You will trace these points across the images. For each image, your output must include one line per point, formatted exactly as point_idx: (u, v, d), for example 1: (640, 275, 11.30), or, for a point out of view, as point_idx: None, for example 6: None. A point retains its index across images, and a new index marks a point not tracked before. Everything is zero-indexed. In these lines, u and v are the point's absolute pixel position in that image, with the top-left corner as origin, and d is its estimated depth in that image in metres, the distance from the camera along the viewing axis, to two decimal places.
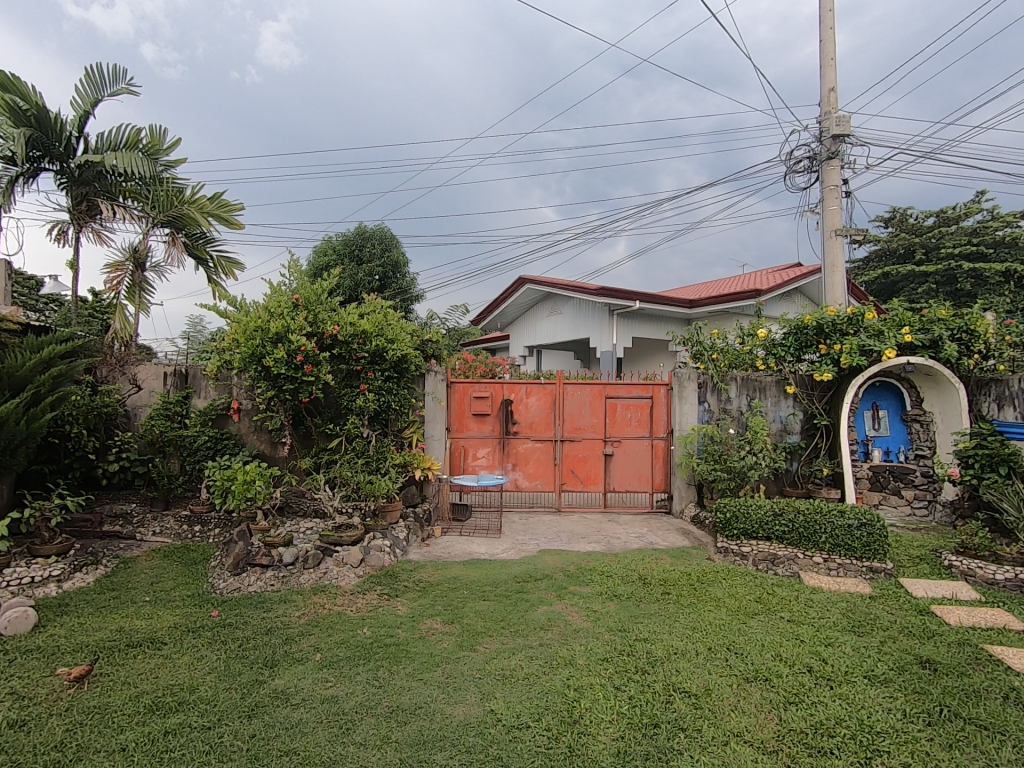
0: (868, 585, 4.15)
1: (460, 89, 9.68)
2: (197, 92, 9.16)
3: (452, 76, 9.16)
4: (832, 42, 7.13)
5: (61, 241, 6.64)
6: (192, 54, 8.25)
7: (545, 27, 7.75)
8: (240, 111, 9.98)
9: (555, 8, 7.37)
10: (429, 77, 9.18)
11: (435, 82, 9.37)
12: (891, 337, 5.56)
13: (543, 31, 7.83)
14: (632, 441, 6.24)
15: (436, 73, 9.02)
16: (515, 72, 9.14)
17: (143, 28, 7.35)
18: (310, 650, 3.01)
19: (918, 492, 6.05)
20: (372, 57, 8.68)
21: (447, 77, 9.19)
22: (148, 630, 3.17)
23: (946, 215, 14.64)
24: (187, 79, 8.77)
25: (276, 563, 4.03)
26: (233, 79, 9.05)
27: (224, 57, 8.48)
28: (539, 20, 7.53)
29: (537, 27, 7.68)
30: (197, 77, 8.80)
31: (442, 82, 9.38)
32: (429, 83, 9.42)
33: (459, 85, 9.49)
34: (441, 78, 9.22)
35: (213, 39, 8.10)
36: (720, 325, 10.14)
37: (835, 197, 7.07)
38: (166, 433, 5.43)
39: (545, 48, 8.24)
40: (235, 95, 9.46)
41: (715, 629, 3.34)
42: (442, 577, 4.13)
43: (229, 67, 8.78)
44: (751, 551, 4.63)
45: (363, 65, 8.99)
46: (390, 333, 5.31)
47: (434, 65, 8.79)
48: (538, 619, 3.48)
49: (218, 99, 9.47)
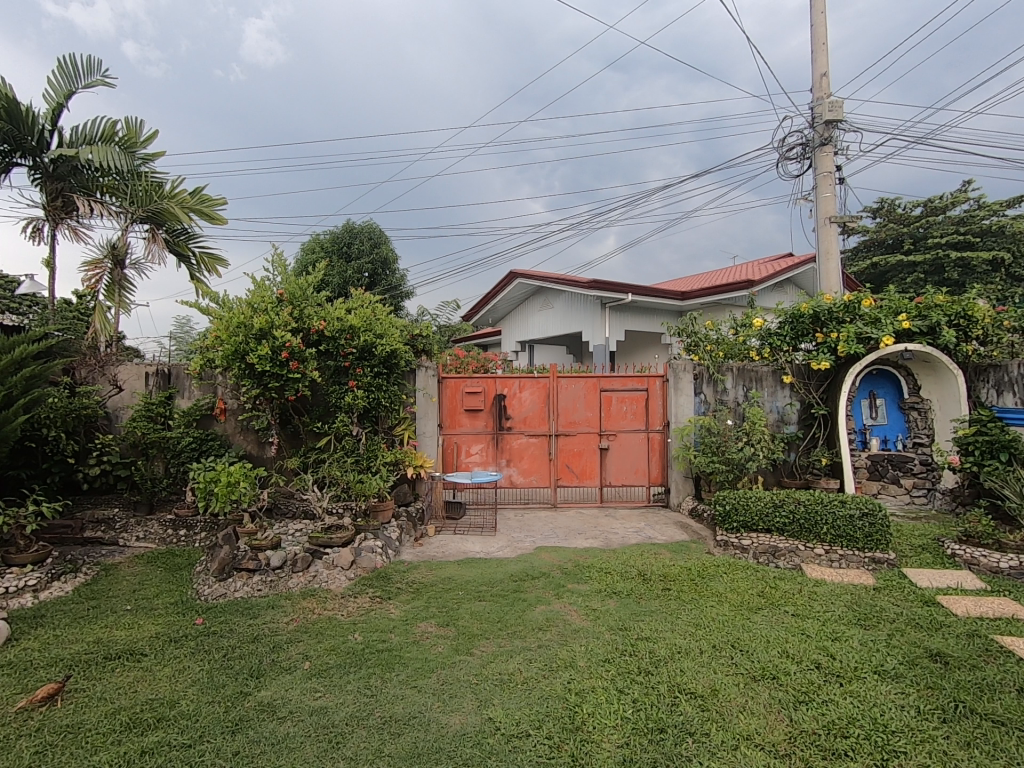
0: (871, 576, 4.06)
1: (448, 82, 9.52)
2: (181, 91, 8.94)
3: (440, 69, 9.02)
4: (824, 27, 7.02)
5: (37, 240, 6.44)
6: (175, 52, 8.07)
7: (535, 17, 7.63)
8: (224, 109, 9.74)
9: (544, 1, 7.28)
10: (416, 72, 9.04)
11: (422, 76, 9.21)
12: (889, 325, 5.49)
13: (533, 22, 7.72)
14: (628, 434, 6.14)
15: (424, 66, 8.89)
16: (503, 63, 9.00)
17: (125, 26, 7.18)
18: (299, 658, 2.88)
19: (918, 480, 5.95)
20: (358, 53, 8.52)
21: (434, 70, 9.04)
22: (127, 641, 3.03)
23: (933, 204, 14.68)
24: (170, 77, 8.56)
25: (263, 566, 3.88)
26: (217, 77, 8.83)
27: (208, 55, 8.28)
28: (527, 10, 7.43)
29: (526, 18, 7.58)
30: (180, 75, 8.60)
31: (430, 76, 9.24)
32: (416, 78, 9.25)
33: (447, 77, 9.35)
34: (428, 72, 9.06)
35: (195, 36, 7.92)
36: (712, 316, 10.06)
37: (829, 184, 6.98)
38: (148, 434, 5.24)
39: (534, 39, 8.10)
40: (219, 94, 9.25)
41: (719, 626, 3.24)
42: (436, 578, 4.00)
43: (212, 66, 8.59)
44: (751, 544, 4.54)
45: (349, 62, 8.82)
46: (378, 328, 5.17)
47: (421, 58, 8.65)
48: (535, 619, 3.36)
49: (202, 98, 9.23)
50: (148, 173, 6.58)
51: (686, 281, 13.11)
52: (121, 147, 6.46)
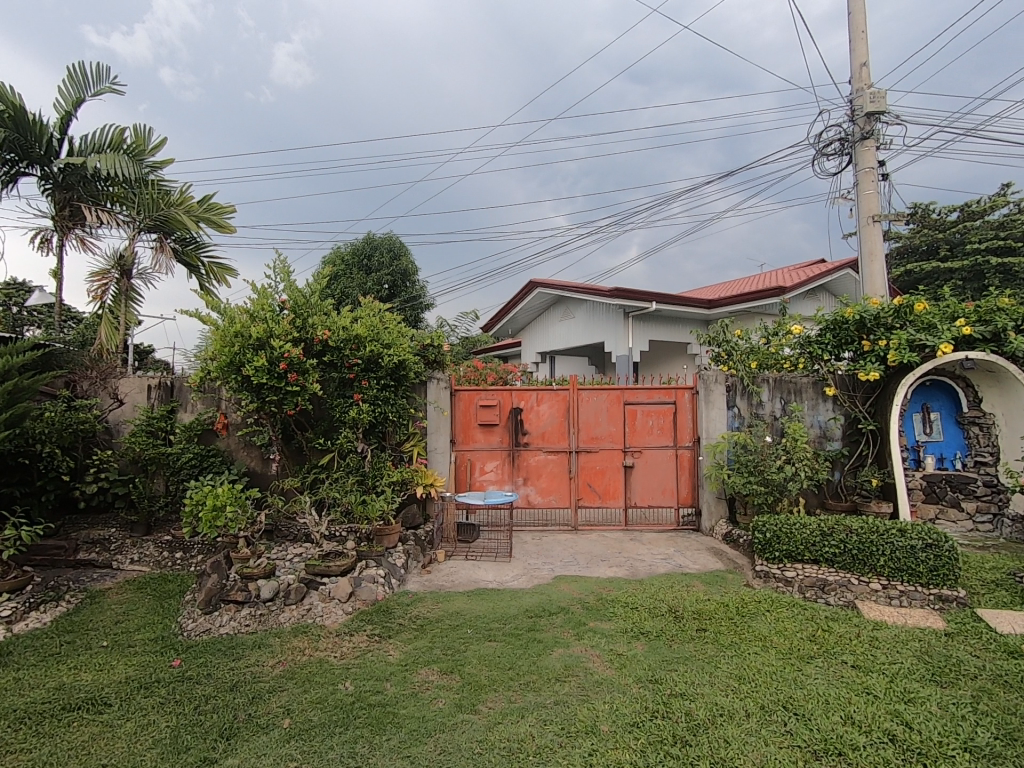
0: (940, 618, 3.54)
1: (468, 97, 9.29)
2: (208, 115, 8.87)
3: (460, 83, 8.81)
4: (864, 14, 6.55)
5: (44, 250, 6.32)
6: (207, 76, 7.99)
7: (561, 27, 7.36)
8: (249, 131, 9.69)
9: (571, 12, 7.01)
10: (437, 87, 8.83)
11: (444, 92, 9.00)
12: (947, 330, 4.94)
13: (559, 32, 7.46)
14: (654, 451, 5.69)
15: (445, 81, 8.68)
16: (527, 75, 8.74)
17: (161, 54, 7.13)
18: (278, 712, 2.51)
19: (982, 504, 5.34)
20: (376, 69, 8.36)
21: (455, 85, 8.82)
22: (92, 688, 2.70)
23: (970, 209, 13.84)
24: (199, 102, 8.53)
25: (252, 598, 3.54)
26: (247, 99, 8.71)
27: (237, 78, 8.18)
28: (553, 20, 7.16)
29: (551, 27, 7.32)
30: (212, 100, 8.55)
31: (451, 91, 9.03)
32: (436, 94, 9.05)
33: (467, 92, 9.13)
34: (449, 86, 8.85)
35: (228, 60, 7.82)
36: (741, 325, 9.54)
37: (871, 180, 6.47)
38: (147, 450, 4.97)
39: (555, 52, 8.05)
40: (245, 117, 9.17)
41: (766, 681, 2.77)
42: (443, 613, 3.60)
43: (243, 89, 8.50)
44: (796, 577, 4.05)
45: (371, 80, 8.67)
46: (386, 337, 4.86)
47: (441, 72, 8.44)
48: (552, 667, 2.94)
49: (229, 119, 9.15)
50: (155, 181, 6.40)
51: (712, 290, 12.62)
52: (129, 155, 6.32)
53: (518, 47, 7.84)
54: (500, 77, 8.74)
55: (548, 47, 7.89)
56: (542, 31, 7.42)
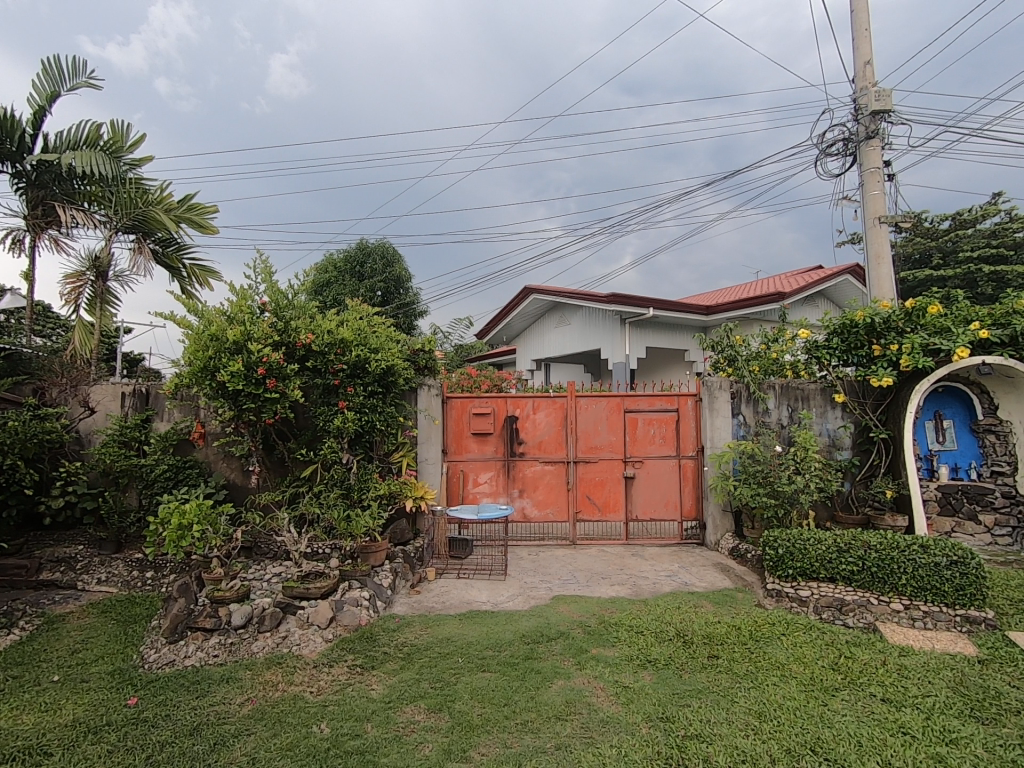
0: (970, 643, 3.28)
1: (462, 109, 9.10)
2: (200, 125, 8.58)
3: (455, 95, 8.61)
4: (867, 12, 6.39)
5: (16, 252, 6.02)
6: (203, 86, 7.73)
7: (561, 36, 7.17)
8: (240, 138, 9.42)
9: (573, 22, 6.83)
10: (433, 99, 8.62)
11: (439, 105, 8.81)
12: (963, 335, 4.71)
13: (561, 41, 7.25)
14: (656, 462, 5.44)
15: (440, 92, 8.47)
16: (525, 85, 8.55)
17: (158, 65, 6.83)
18: (243, 762, 2.20)
19: (1000, 516, 5.11)
20: (368, 78, 8.13)
21: (451, 96, 8.59)
22: (31, 734, 2.38)
23: (962, 217, 13.70)
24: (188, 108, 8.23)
25: (223, 625, 3.24)
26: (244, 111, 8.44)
27: (235, 90, 7.92)
28: (556, 29, 6.95)
29: (551, 36, 7.13)
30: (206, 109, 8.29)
31: (447, 102, 8.82)
32: (431, 108, 8.86)
33: (462, 105, 8.94)
34: (445, 97, 8.63)
35: (224, 71, 7.57)
36: (741, 331, 9.32)
37: (878, 181, 6.28)
38: (117, 462, 4.65)
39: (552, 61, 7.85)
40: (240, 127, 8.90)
41: (789, 718, 2.49)
42: (432, 640, 3.31)
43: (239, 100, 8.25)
44: (812, 596, 3.79)
45: (362, 88, 8.44)
46: (372, 342, 4.59)
47: (436, 82, 8.20)
48: (553, 702, 2.65)
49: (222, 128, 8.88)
50: (134, 180, 6.12)
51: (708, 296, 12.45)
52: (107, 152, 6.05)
53: (518, 55, 7.62)
54: (495, 88, 8.54)
55: (548, 56, 7.69)
56: (543, 40, 7.20)
